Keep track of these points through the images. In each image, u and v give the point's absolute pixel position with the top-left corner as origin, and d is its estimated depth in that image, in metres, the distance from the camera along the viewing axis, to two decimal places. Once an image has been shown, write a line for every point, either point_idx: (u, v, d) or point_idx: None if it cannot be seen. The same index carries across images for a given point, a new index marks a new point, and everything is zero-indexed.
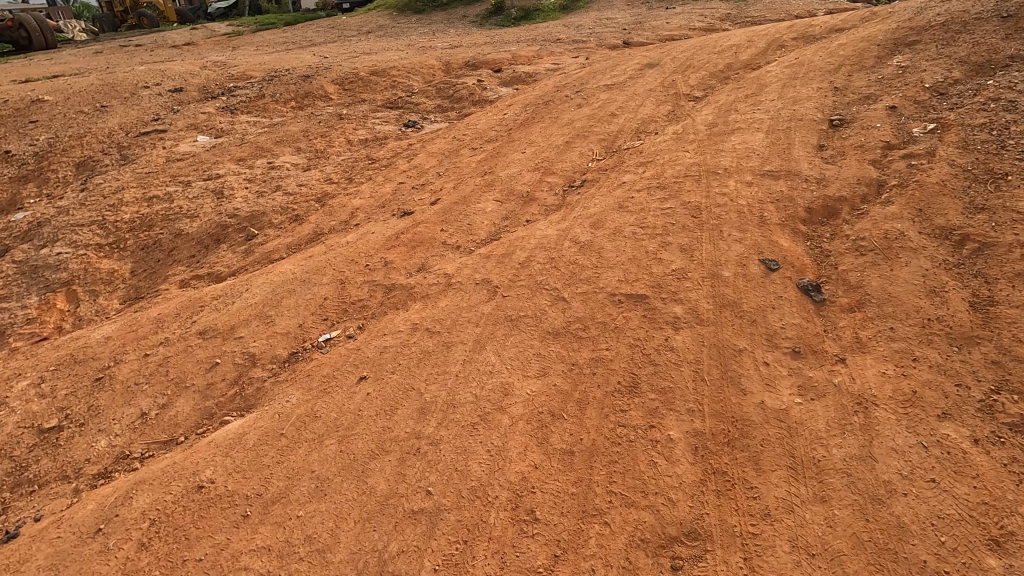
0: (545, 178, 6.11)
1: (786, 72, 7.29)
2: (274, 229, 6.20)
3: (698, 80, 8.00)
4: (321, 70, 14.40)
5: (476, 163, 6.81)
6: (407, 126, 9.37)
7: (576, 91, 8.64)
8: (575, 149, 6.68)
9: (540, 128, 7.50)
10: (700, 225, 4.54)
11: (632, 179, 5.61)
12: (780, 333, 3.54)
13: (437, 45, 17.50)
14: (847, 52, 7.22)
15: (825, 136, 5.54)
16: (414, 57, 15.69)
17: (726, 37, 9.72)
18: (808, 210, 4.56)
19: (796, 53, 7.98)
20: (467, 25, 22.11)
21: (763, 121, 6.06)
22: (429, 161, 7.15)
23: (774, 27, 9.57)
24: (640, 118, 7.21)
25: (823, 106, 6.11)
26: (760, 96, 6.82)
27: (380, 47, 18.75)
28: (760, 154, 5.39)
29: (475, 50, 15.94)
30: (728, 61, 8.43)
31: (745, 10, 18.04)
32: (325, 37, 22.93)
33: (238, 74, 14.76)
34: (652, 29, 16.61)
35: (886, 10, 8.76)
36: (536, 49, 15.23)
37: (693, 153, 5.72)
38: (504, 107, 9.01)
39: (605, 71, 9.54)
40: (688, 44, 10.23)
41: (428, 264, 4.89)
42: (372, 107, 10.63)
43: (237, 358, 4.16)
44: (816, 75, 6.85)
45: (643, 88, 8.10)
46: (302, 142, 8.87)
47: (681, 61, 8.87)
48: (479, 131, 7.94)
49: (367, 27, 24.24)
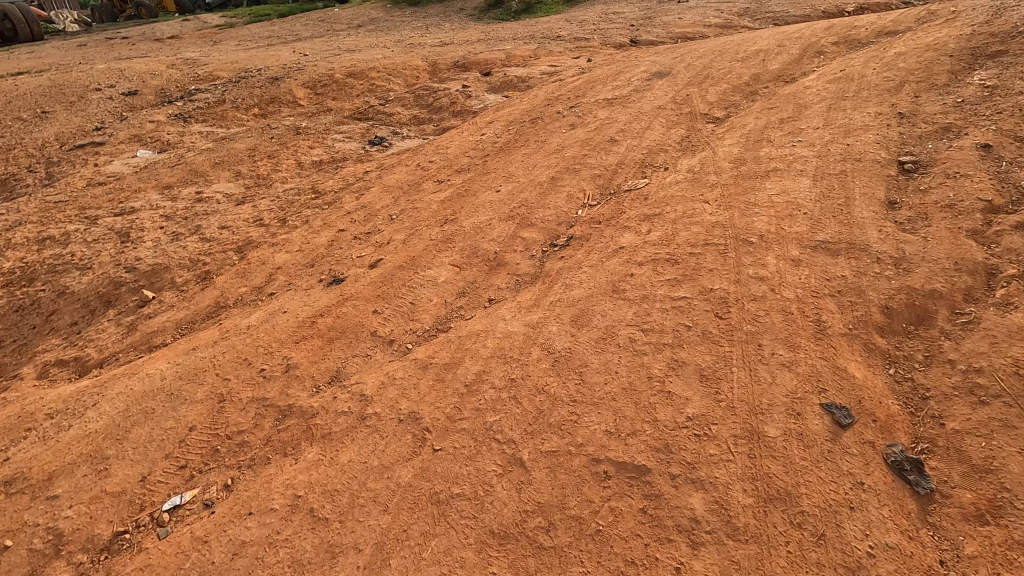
0: (521, 231, 4.73)
1: (829, 90, 5.85)
2: (173, 293, 4.86)
3: (717, 96, 6.56)
4: (294, 71, 13.03)
5: (438, 205, 5.45)
6: (373, 145, 8.03)
7: (569, 106, 7.22)
8: (562, 188, 5.28)
9: (521, 157, 6.11)
10: (727, 334, 3.13)
11: (632, 242, 4.19)
12: (866, 567, 2.17)
13: (428, 43, 16.10)
14: (909, 64, 5.75)
15: (896, 188, 4.11)
16: (400, 56, 14.30)
17: (750, 39, 8.24)
18: (887, 314, 3.15)
19: (839, 64, 6.53)
20: (465, 20, 20.70)
21: (808, 161, 4.62)
22: (384, 199, 5.79)
23: (807, 28, 8.07)
24: (645, 146, 5.78)
25: (887, 141, 4.67)
26: (799, 122, 5.38)
27: (367, 43, 17.38)
28: (807, 213, 3.96)
29: (467, 48, 14.54)
30: (753, 72, 6.97)
31: (765, 5, 16.54)
32: (313, 31, 21.55)
33: (204, 75, 13.42)
34: (662, 26, 15.13)
35: (947, 9, 7.26)
36: (533, 48, 13.83)
37: (714, 207, 4.29)
38: (484, 123, 7.61)
39: (606, 80, 8.10)
40: (704, 47, 8.75)
41: (347, 370, 3.53)
42: (338, 118, 9.29)
43: (37, 540, 2.80)
44: (872, 96, 5.40)
45: (650, 104, 6.67)
46: (245, 162, 7.51)
47: (695, 70, 7.42)
48: (450, 155, 6.56)
49: (358, 20, 22.82)
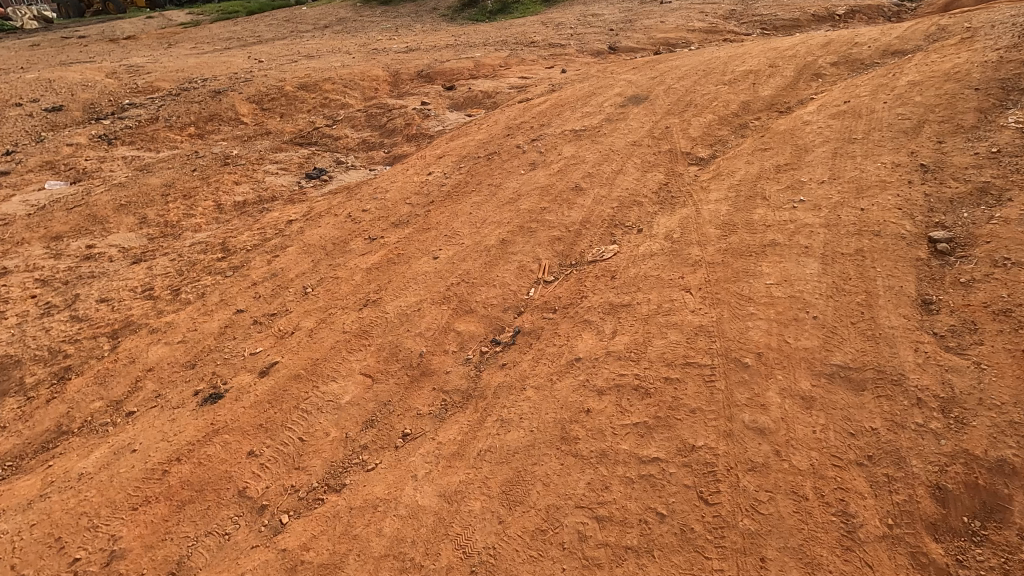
0: (456, 321, 3.76)
1: (832, 128, 4.94)
2: (16, 401, 3.83)
3: (700, 130, 5.64)
4: (240, 82, 11.89)
5: (364, 276, 4.48)
6: (310, 180, 7.03)
7: (530, 137, 6.25)
8: (513, 256, 4.32)
9: (469, 207, 5.15)
10: (714, 538, 2.24)
11: (591, 349, 3.24)
12: None
13: (395, 48, 15.06)
14: (927, 97, 4.86)
15: (928, 279, 3.20)
16: (362, 64, 13.24)
17: (737, 56, 7.33)
18: (939, 500, 2.23)
19: (840, 92, 5.63)
20: (437, 21, 19.70)
21: (813, 234, 3.69)
22: (303, 263, 4.79)
23: (801, 44, 7.18)
24: (614, 196, 4.84)
25: (910, 206, 3.77)
26: (798, 172, 4.46)
27: (331, 47, 16.29)
28: (817, 319, 3.03)
29: (434, 55, 13.52)
30: (741, 99, 6.06)
31: (751, 7, 15.74)
32: (276, 33, 20.35)
33: (143, 86, 12.26)
34: (643, 30, 14.24)
35: (960, 27, 6.40)
36: (505, 55, 12.87)
37: (697, 301, 3.35)
38: (433, 153, 6.60)
39: (575, 102, 7.13)
40: (685, 63, 7.81)
41: (195, 563, 2.57)
42: (277, 143, 8.25)
43: None
44: (885, 141, 4.51)
45: (623, 139, 5.73)
46: (156, 203, 6.46)
47: (675, 95, 6.51)
48: (389, 201, 5.56)
49: (325, 21, 21.66)
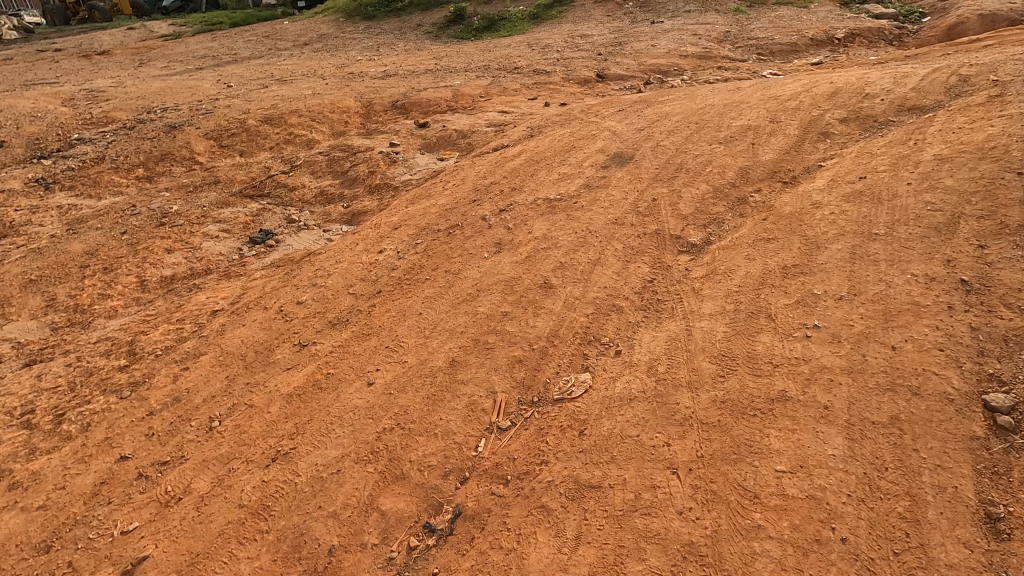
0: (381, 494, 2.98)
1: (847, 215, 4.19)
2: None
3: (690, 206, 4.88)
4: (201, 113, 11.10)
5: (282, 404, 3.68)
6: (254, 246, 6.25)
7: (498, 206, 5.48)
8: (462, 386, 3.53)
9: (419, 306, 4.36)
10: None
11: (546, 569, 2.51)
12: None
13: (373, 71, 14.33)
14: (959, 179, 4.12)
15: (988, 472, 2.46)
16: (336, 90, 12.48)
17: (734, 105, 6.58)
18: None
19: (854, 163, 4.88)
20: (422, 40, 19.05)
21: (833, 385, 2.92)
22: (214, 380, 3.98)
23: (804, 93, 6.44)
24: (587, 298, 4.07)
25: (953, 343, 3.00)
26: (809, 279, 3.69)
27: (308, 70, 15.55)
28: (847, 545, 2.32)
29: (412, 82, 12.77)
30: (738, 165, 5.30)
31: (746, 29, 15.16)
32: (254, 52, 19.56)
33: (97, 116, 11.44)
34: (634, 55, 13.57)
35: (985, 80, 5.69)
36: (488, 83, 12.16)
37: (687, 495, 2.60)
38: (388, 219, 5.81)
39: (551, 157, 6.35)
40: (676, 108, 7.05)
41: None
42: (226, 195, 7.46)
43: None
44: (913, 240, 3.76)
45: (602, 215, 4.96)
46: (71, 279, 5.66)
47: (662, 155, 5.75)
48: (329, 289, 4.77)
49: (306, 38, 20.92)
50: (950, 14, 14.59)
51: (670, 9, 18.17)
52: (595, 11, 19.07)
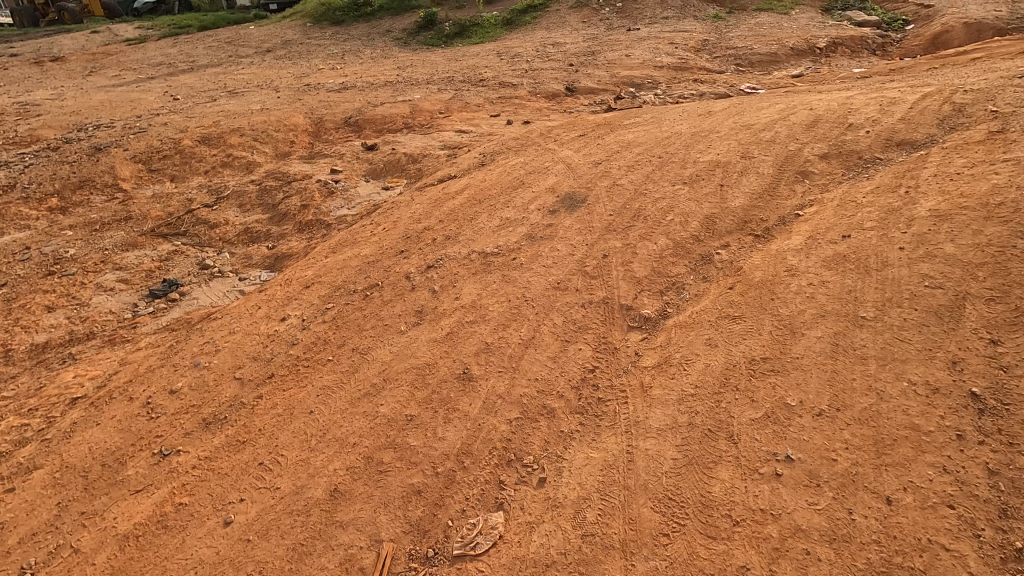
0: None
1: (828, 288, 3.46)
2: None
3: (645, 267, 4.14)
4: (134, 131, 10.21)
5: (115, 552, 2.90)
6: (152, 300, 5.42)
7: (426, 260, 4.70)
8: (340, 532, 2.77)
9: (313, 400, 3.57)
10: None
11: None
12: None
13: (332, 82, 13.50)
14: (961, 245, 3.40)
15: None
16: (287, 104, 11.64)
17: (702, 134, 5.86)
18: None
19: (836, 214, 4.17)
20: (391, 48, 18.25)
21: (809, 563, 2.27)
22: (41, 509, 3.17)
23: (780, 121, 5.73)
24: (512, 396, 3.31)
25: (968, 499, 2.31)
26: (781, 381, 2.96)
27: (264, 80, 14.71)
28: None
29: (370, 94, 11.96)
30: (703, 214, 4.57)
31: (725, 38, 14.55)
32: (213, 60, 18.63)
33: (20, 134, 10.49)
34: (606, 66, 12.87)
35: (982, 111, 5.02)
36: (451, 96, 11.40)
37: None
38: (302, 272, 5.01)
39: (495, 195, 5.59)
40: (639, 135, 6.31)
41: None
42: (136, 233, 6.62)
43: None
44: (908, 329, 3.03)
45: (541, 277, 4.20)
46: None
47: (618, 197, 5.00)
48: (212, 372, 3.95)
49: (270, 44, 20.02)
50: (934, 22, 14.07)
51: (647, 15, 17.52)
52: (570, 16, 18.38)
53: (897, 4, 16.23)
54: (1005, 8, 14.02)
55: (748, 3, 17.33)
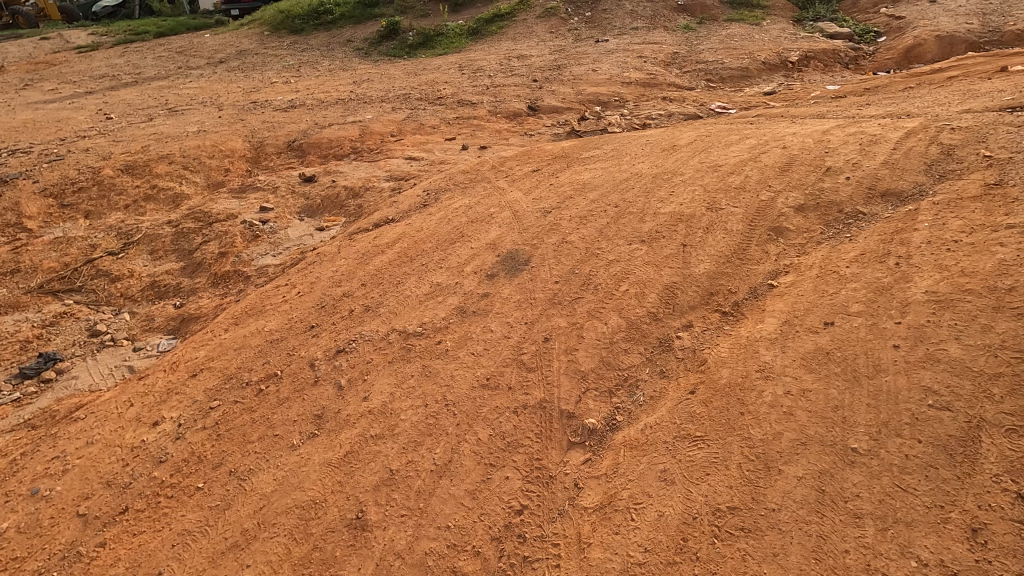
0: None
1: (809, 401, 2.79)
2: None
3: (592, 357, 3.46)
4: (51, 158, 9.30)
5: None
6: (18, 384, 4.63)
7: (337, 341, 3.95)
8: None
9: (167, 554, 2.83)
10: None
11: None
12: None
13: (281, 99, 12.65)
14: (969, 345, 2.78)
15: None
16: (227, 125, 10.78)
17: (664, 177, 5.21)
18: None
19: (816, 289, 3.53)
20: (350, 60, 17.44)
21: None
22: None
23: (750, 163, 5.11)
24: (415, 556, 2.63)
25: None
26: (754, 550, 2.34)
27: (210, 96, 13.80)
28: None
29: (319, 114, 11.15)
30: (661, 284, 3.90)
31: (695, 50, 14.07)
32: (161, 71, 17.63)
33: None
34: (572, 82, 12.22)
35: (974, 155, 4.46)
36: (405, 116, 10.67)
37: None
38: (193, 352, 4.21)
39: (428, 251, 4.86)
40: (595, 175, 5.64)
41: None
42: (23, 293, 5.83)
43: None
44: (912, 472, 2.39)
45: (468, 371, 3.48)
46: None
47: (566, 258, 4.32)
48: (50, 505, 3.18)
49: (223, 54, 19.05)
50: (906, 34, 13.72)
51: (617, 25, 16.96)
52: (538, 26, 17.73)
53: (867, 15, 15.90)
54: (976, 21, 13.74)
55: (719, 13, 16.87)
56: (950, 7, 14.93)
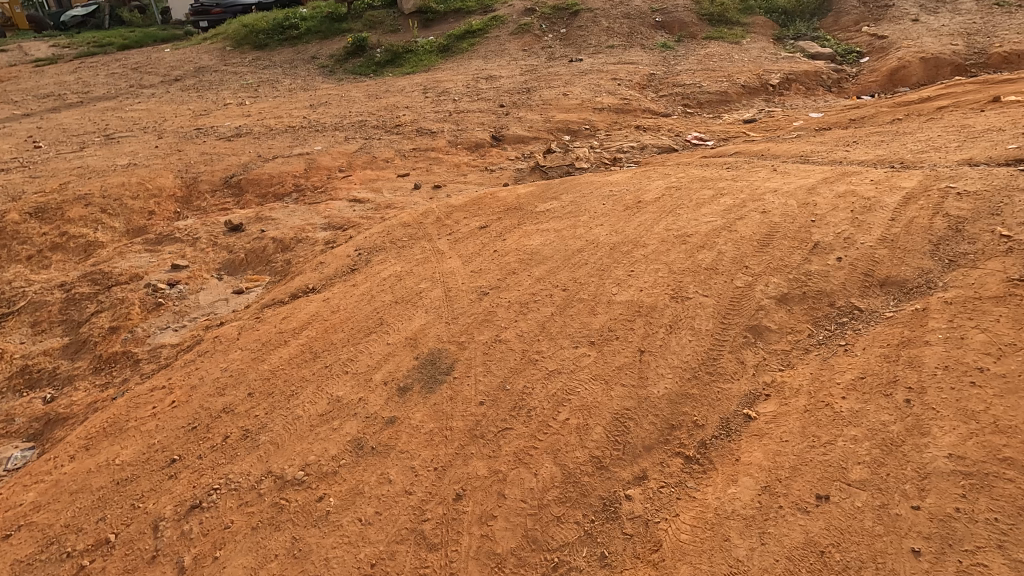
0: None
1: None
2: None
3: (512, 530, 2.64)
4: None
5: None
6: None
7: (196, 488, 3.08)
8: None
9: None
10: None
11: None
12: None
13: (228, 125, 11.75)
14: (1018, 564, 2.10)
15: None
16: (161, 157, 9.86)
17: (623, 248, 4.42)
18: None
19: (803, 431, 2.74)
20: (313, 78, 16.57)
21: None
22: None
23: (723, 233, 4.33)
24: None
25: None
26: None
27: (156, 120, 12.88)
28: None
29: (265, 143, 10.27)
30: (610, 410, 3.09)
31: (671, 72, 13.41)
32: (110, 90, 16.65)
33: None
34: (541, 107, 11.45)
35: (989, 234, 3.73)
36: (357, 147, 9.82)
37: None
38: (18, 493, 3.34)
39: (338, 345, 4.01)
40: (546, 241, 4.82)
41: None
42: None
43: None
44: None
45: (349, 551, 2.64)
46: None
47: (497, 366, 3.49)
48: None
49: (180, 72, 18.11)
50: (890, 55, 13.17)
51: (592, 43, 16.26)
52: (510, 43, 16.98)
53: (849, 33, 15.35)
54: (961, 42, 13.22)
55: (697, 31, 16.26)
56: (933, 27, 14.44)
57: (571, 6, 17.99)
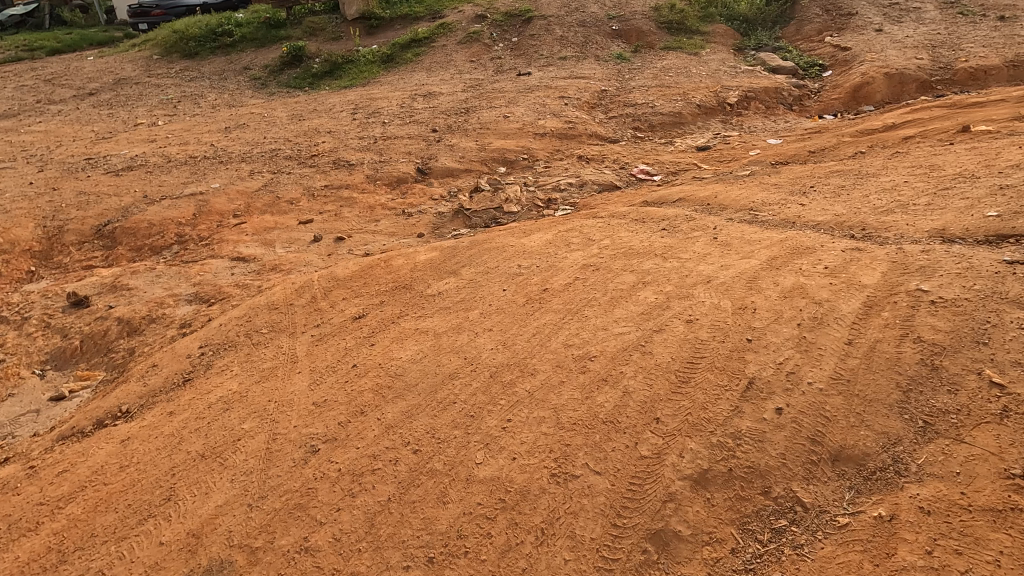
0: None
1: None
2: None
3: None
4: None
5: None
6: None
7: None
8: None
9: None
10: None
11: None
12: None
13: (125, 153, 10.40)
14: None
15: None
16: (29, 197, 8.54)
17: (505, 377, 3.35)
18: None
19: None
20: (241, 93, 15.19)
21: None
22: None
23: (634, 357, 3.30)
24: None
25: None
26: None
27: (48, 145, 11.45)
28: None
29: (157, 178, 9.01)
30: None
31: (625, 88, 12.43)
32: (13, 105, 15.09)
33: None
34: (477, 132, 10.34)
35: (973, 383, 2.80)
36: (260, 185, 8.61)
37: None
38: None
39: (98, 541, 2.91)
40: (417, 354, 3.75)
41: None
42: None
43: None
44: None
45: None
46: None
47: None
48: None
49: (97, 83, 16.57)
50: (853, 70, 12.38)
51: (544, 53, 15.18)
52: (457, 52, 15.79)
53: (812, 44, 14.56)
54: (926, 55, 12.51)
55: (655, 40, 15.30)
56: (898, 38, 13.72)
57: (523, 12, 16.88)
